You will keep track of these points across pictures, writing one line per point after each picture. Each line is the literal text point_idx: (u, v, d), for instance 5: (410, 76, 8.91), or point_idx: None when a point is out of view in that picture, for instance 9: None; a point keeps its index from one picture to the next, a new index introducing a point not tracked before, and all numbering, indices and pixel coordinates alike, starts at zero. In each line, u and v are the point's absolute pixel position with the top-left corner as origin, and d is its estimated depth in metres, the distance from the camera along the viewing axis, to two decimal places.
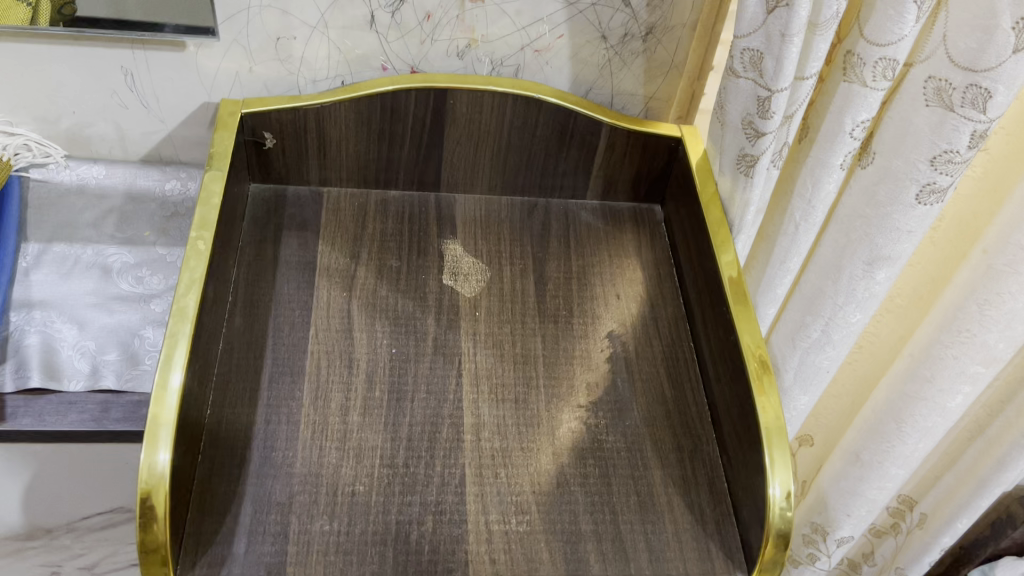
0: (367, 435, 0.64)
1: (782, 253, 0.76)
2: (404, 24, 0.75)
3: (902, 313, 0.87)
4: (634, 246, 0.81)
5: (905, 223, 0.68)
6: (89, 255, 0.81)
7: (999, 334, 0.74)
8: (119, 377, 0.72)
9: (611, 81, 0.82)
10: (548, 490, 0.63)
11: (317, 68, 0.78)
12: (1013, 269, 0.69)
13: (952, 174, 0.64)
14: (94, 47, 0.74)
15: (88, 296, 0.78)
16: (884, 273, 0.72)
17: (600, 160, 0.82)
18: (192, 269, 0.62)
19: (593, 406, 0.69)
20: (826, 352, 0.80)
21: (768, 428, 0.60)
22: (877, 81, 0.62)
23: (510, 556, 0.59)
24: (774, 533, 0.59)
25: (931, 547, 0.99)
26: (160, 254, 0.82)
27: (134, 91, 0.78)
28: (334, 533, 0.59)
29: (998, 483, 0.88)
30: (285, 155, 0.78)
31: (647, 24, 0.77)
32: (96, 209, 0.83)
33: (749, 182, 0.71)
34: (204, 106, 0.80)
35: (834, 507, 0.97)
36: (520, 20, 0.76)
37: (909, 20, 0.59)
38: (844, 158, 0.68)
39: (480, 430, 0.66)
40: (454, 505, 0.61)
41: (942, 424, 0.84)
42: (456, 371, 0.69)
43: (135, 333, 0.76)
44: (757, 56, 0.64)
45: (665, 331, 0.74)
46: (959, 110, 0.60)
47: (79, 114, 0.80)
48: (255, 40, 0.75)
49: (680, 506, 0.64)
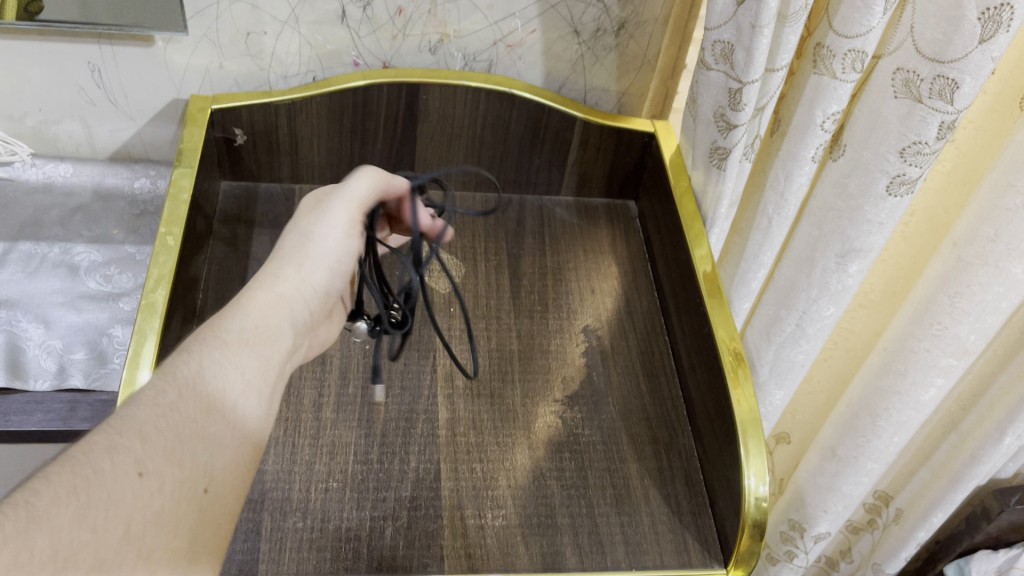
0: (340, 431, 0.63)
1: (756, 247, 0.76)
2: (375, 18, 0.75)
3: (875, 308, 0.87)
4: (609, 241, 0.81)
5: (876, 215, 0.68)
6: (56, 253, 0.79)
7: (970, 326, 0.74)
8: (86, 376, 0.71)
9: (583, 77, 0.82)
10: (523, 483, 0.63)
11: (288, 64, 0.77)
12: (983, 260, 0.70)
13: (922, 166, 0.64)
14: (60, 43, 0.73)
15: (56, 295, 0.76)
16: (856, 266, 0.72)
17: (574, 157, 0.82)
18: (161, 266, 0.62)
19: (568, 400, 0.68)
20: (800, 346, 0.80)
21: (744, 419, 0.60)
22: (847, 73, 0.63)
23: (487, 551, 0.59)
24: (750, 524, 0.58)
25: (908, 542, 1.00)
26: (129, 252, 0.80)
27: (101, 88, 0.77)
28: (307, 529, 0.58)
29: (971, 476, 0.89)
30: (256, 152, 0.78)
31: (619, 19, 0.77)
32: (64, 207, 0.81)
33: (721, 175, 0.71)
34: (173, 103, 0.79)
35: (812, 503, 0.97)
36: (492, 15, 0.76)
37: (876, 12, 0.59)
38: (815, 151, 0.68)
39: (455, 425, 0.65)
40: (429, 501, 0.61)
41: (916, 418, 0.85)
42: (431, 368, 0.69)
43: (104, 332, 0.74)
44: (728, 48, 0.64)
45: (641, 325, 0.75)
46: (927, 101, 0.61)
47: (45, 111, 0.79)
48: (224, 36, 0.74)
49: (657, 498, 0.63)
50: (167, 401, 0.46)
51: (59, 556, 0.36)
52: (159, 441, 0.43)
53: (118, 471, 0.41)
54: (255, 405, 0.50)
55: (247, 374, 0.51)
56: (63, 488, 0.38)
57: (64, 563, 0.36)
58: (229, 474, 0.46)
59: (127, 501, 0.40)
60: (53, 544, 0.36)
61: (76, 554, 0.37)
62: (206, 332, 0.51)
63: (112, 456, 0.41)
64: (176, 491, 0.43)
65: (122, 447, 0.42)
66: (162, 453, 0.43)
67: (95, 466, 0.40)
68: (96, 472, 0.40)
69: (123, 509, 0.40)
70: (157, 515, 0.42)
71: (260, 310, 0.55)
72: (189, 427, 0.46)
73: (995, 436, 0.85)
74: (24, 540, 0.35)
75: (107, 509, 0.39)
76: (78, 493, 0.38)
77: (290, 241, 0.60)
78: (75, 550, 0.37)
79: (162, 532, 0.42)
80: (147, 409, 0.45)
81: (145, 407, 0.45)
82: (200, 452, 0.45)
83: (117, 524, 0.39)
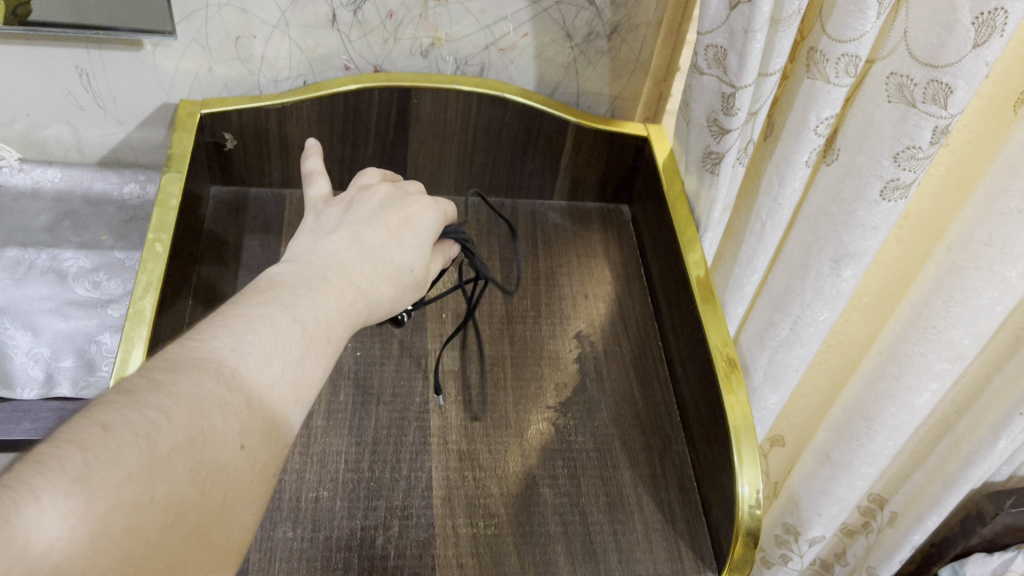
0: (331, 439, 0.63)
1: (749, 251, 0.76)
2: (366, 22, 0.74)
3: (869, 312, 0.87)
4: (602, 246, 0.81)
5: (870, 219, 0.68)
6: (44, 259, 0.78)
7: (964, 331, 0.74)
8: (74, 386, 0.73)
9: (576, 81, 0.82)
10: (516, 491, 0.62)
11: (278, 68, 0.77)
12: (977, 264, 0.69)
13: (916, 170, 0.64)
14: (47, 47, 0.72)
15: (44, 302, 0.77)
16: (850, 270, 0.72)
17: (567, 161, 0.82)
18: (149, 272, 0.61)
19: (561, 407, 0.68)
20: (794, 350, 0.80)
21: (737, 425, 0.60)
22: (840, 77, 0.62)
23: (478, 560, 0.58)
24: (743, 532, 0.58)
25: (902, 545, 1.00)
26: (118, 258, 0.80)
27: (89, 92, 0.76)
28: (297, 539, 0.57)
29: (965, 480, 0.89)
30: (247, 157, 0.77)
31: (612, 23, 0.77)
32: (51, 212, 0.80)
33: (714, 180, 0.70)
34: (163, 107, 0.78)
35: (806, 507, 0.97)
36: (483, 18, 0.76)
37: (870, 16, 0.59)
38: (809, 155, 0.67)
39: (447, 433, 0.65)
40: (420, 509, 0.60)
41: (910, 422, 0.84)
42: (423, 375, 0.68)
43: (92, 339, 0.76)
44: (721, 52, 0.64)
45: (634, 331, 0.74)
46: (921, 106, 0.60)
47: (33, 115, 0.78)
48: (213, 39, 0.73)
49: (650, 506, 0.63)
50: (268, 379, 0.44)
51: (167, 512, 0.37)
52: (259, 416, 0.43)
53: (227, 435, 0.41)
54: None
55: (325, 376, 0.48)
56: (182, 438, 0.39)
57: (172, 518, 0.38)
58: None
59: (228, 469, 0.41)
60: (167, 498, 0.37)
61: (181, 512, 0.38)
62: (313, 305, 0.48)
63: (224, 414, 0.41)
64: (263, 466, 0.43)
65: (233, 407, 0.42)
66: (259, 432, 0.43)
67: (210, 420, 0.40)
68: (209, 426, 0.40)
69: (223, 477, 0.41)
70: (245, 487, 0.42)
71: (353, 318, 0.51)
72: (274, 416, 0.44)
73: (989, 440, 0.84)
74: (143, 489, 0.36)
75: (212, 471, 0.40)
76: (194, 449, 0.39)
77: (416, 278, 0.56)
78: (180, 510, 0.38)
79: (245, 502, 0.42)
80: (251, 379, 0.44)
81: (252, 372, 0.44)
82: (280, 439, 0.45)
83: (216, 491, 0.40)
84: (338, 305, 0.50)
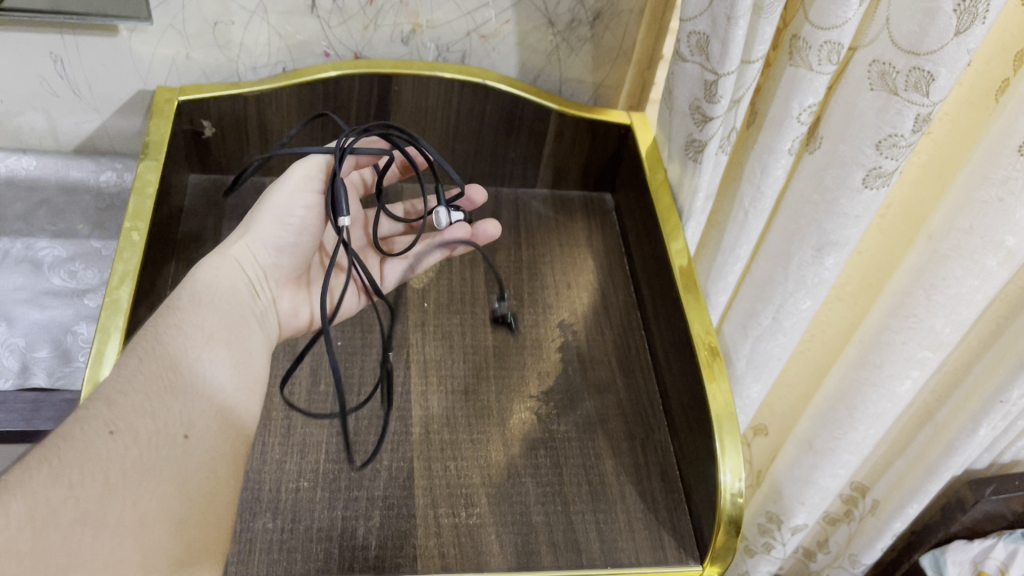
0: (312, 430, 0.62)
1: (732, 241, 0.76)
2: (346, 8, 0.74)
3: (852, 300, 0.87)
4: (585, 234, 0.81)
5: (851, 208, 0.68)
6: (18, 249, 0.79)
7: (945, 318, 0.74)
8: (50, 376, 0.71)
9: (559, 68, 0.81)
10: (499, 481, 0.62)
11: (257, 55, 0.76)
12: (958, 253, 0.69)
13: (897, 158, 0.64)
14: (20, 33, 0.71)
15: (19, 292, 0.76)
16: (832, 259, 0.72)
17: (549, 148, 0.81)
18: (126, 261, 0.60)
19: (544, 397, 0.68)
20: (777, 339, 0.80)
21: (719, 414, 0.60)
22: (823, 65, 0.62)
23: (460, 550, 0.58)
24: (725, 519, 0.58)
25: (884, 533, 1.00)
26: (95, 247, 0.80)
27: (64, 79, 0.75)
28: (277, 530, 0.57)
29: (947, 467, 0.89)
30: (225, 143, 0.76)
31: (595, 9, 0.76)
32: (27, 202, 0.80)
33: (698, 168, 0.70)
34: (140, 94, 0.77)
35: (788, 495, 0.98)
36: (464, 5, 0.75)
37: (852, 3, 0.58)
38: (792, 143, 0.67)
39: (429, 423, 0.64)
40: (401, 499, 0.60)
41: (891, 410, 0.85)
42: (404, 364, 0.68)
43: (68, 330, 0.75)
44: (703, 39, 0.63)
45: (618, 319, 0.74)
46: (903, 93, 0.60)
47: (7, 103, 0.76)
48: (190, 25, 0.72)
49: (632, 495, 0.63)
50: (134, 364, 0.51)
51: (35, 517, 0.41)
52: (125, 403, 0.48)
53: (86, 433, 0.45)
54: (222, 354, 0.55)
55: (207, 330, 0.55)
56: (34, 459, 0.43)
57: (42, 522, 0.41)
58: (210, 418, 0.51)
59: (102, 456, 0.45)
60: (28, 506, 0.41)
61: (53, 513, 0.41)
62: (169, 302, 0.57)
63: (80, 423, 0.46)
64: (151, 441, 0.47)
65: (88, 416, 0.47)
66: (132, 414, 0.48)
67: (65, 436, 0.45)
68: (67, 438, 0.45)
69: (100, 464, 0.44)
70: (138, 463, 0.46)
71: (213, 274, 0.59)
72: (158, 387, 0.50)
73: (970, 428, 0.84)
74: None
75: (82, 466, 0.44)
76: (50, 459, 0.43)
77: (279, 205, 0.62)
78: (53, 508, 0.41)
79: (147, 482, 0.45)
80: (114, 381, 0.50)
81: (114, 381, 0.49)
82: (171, 406, 0.50)
83: (96, 479, 0.44)
84: (200, 283, 0.59)
